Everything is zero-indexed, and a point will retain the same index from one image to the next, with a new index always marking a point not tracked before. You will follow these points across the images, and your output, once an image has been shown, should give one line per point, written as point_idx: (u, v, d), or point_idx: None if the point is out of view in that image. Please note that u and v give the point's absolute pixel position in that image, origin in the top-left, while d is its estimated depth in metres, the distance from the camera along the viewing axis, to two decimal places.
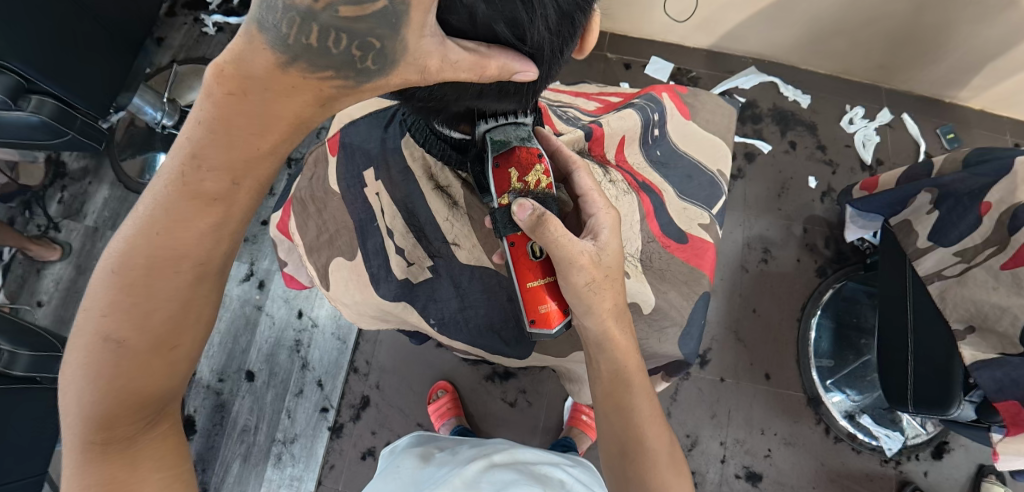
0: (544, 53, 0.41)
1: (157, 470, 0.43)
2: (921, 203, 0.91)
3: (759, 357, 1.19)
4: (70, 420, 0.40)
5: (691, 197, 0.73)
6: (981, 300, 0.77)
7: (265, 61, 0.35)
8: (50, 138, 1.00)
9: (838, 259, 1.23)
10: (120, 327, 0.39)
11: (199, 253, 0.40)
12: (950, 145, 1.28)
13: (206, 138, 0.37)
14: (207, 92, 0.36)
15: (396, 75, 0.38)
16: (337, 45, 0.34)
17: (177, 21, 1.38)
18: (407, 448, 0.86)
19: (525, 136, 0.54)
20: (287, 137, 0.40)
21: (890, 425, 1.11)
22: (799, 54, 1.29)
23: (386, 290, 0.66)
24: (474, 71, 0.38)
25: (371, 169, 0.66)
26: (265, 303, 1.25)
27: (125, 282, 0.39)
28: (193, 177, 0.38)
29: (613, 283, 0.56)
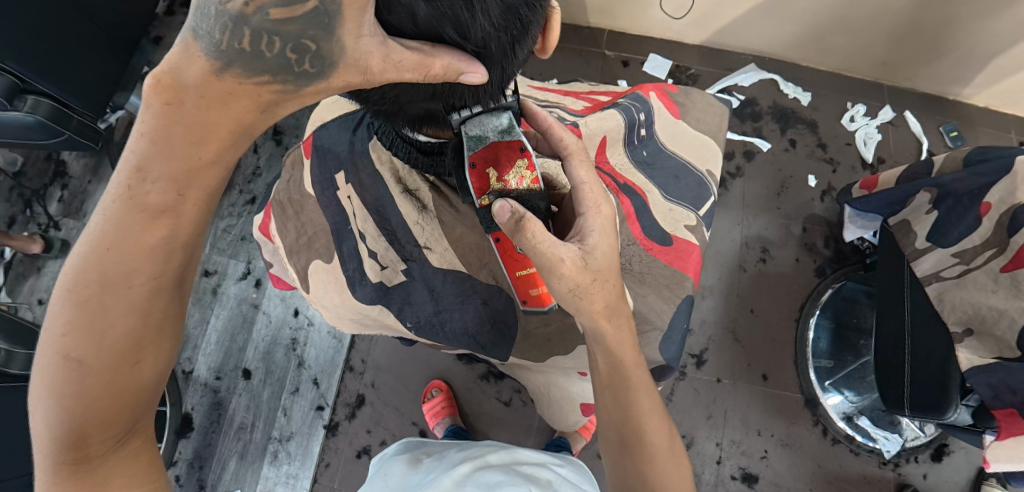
0: (491, 51, 0.42)
1: (129, 486, 0.42)
2: (920, 202, 0.90)
3: (757, 357, 1.18)
4: (42, 440, 0.40)
5: (677, 198, 0.72)
6: (980, 302, 0.75)
7: (198, 69, 0.36)
8: (47, 138, 1.00)
9: (838, 258, 1.22)
10: (79, 346, 0.39)
11: (152, 267, 0.40)
12: (954, 143, 1.26)
13: (151, 149, 0.38)
14: (146, 104, 0.37)
15: (337, 79, 0.39)
16: (271, 49, 0.36)
17: (175, 20, 1.39)
18: (396, 455, 0.86)
19: (504, 127, 0.52)
20: (231, 144, 0.40)
21: (890, 427, 1.09)
22: (799, 51, 1.27)
23: (362, 294, 0.66)
24: (418, 70, 0.38)
25: (342, 173, 0.66)
26: (262, 301, 1.26)
27: (80, 299, 0.39)
28: (138, 190, 0.38)
29: (601, 287, 0.53)
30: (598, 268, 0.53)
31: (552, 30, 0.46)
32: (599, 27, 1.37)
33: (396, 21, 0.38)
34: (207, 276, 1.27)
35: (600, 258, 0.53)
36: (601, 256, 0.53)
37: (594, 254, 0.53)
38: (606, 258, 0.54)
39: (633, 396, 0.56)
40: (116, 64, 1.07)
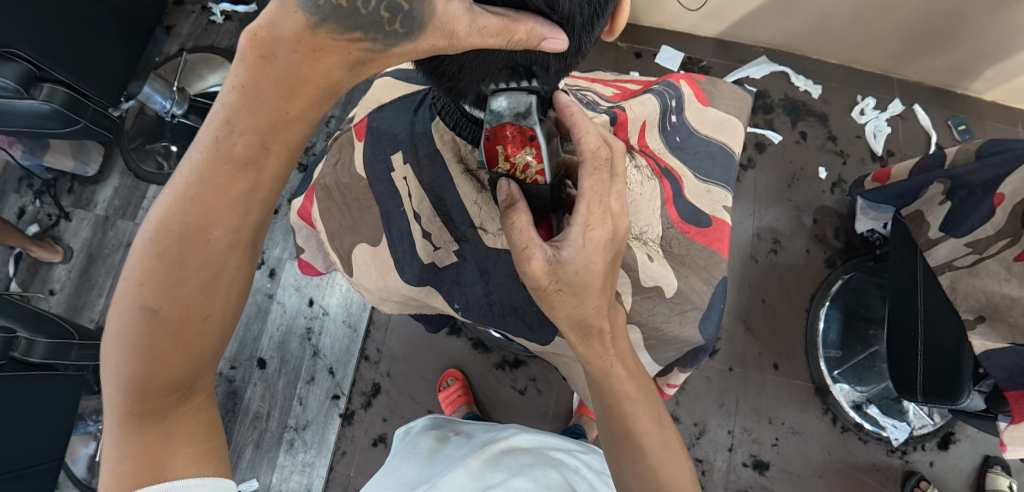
0: (576, 24, 0.40)
1: (189, 444, 0.44)
2: (933, 194, 0.91)
3: (769, 346, 1.19)
4: (110, 389, 0.42)
5: (712, 179, 0.73)
6: (992, 290, 0.77)
7: (294, 24, 0.36)
8: (61, 126, 1.00)
9: (848, 250, 1.23)
10: (154, 296, 0.40)
11: (230, 222, 0.41)
12: (962, 137, 1.28)
13: (240, 102, 0.38)
14: (240, 58, 0.38)
15: (423, 42, 0.38)
16: (366, 7, 0.35)
17: (185, 9, 1.39)
18: (422, 431, 0.87)
19: (523, 111, 0.45)
20: (316, 102, 0.40)
21: (898, 415, 1.12)
22: (810, 44, 1.29)
23: (410, 275, 0.66)
24: (502, 36, 0.36)
25: (399, 153, 0.62)
26: (276, 291, 1.26)
27: (160, 250, 0.40)
28: (225, 142, 0.39)
29: (562, 296, 0.50)
30: (569, 281, 0.49)
31: (620, 16, 0.46)
32: None
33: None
34: None
35: (572, 272, 0.49)
36: (574, 272, 0.49)
37: (568, 266, 0.49)
38: (581, 275, 0.49)
39: (614, 398, 0.55)
40: (132, 50, 1.06)
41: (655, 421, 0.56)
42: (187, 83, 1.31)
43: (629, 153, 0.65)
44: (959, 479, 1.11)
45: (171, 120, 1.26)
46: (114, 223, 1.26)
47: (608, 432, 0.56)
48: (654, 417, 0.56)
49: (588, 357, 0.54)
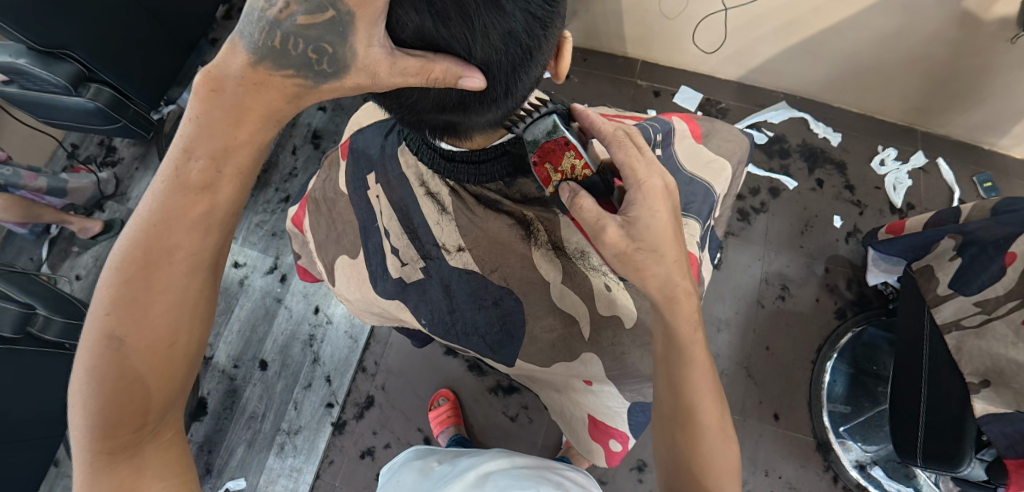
0: (493, 72, 0.46)
1: (161, 478, 0.45)
2: (944, 248, 0.89)
3: (769, 395, 1.16)
4: (77, 430, 0.43)
5: (687, 211, 0.72)
6: (998, 354, 0.73)
7: (239, 62, 0.42)
8: (104, 124, 1.06)
9: (860, 302, 1.19)
10: (122, 325, 0.42)
11: (191, 244, 0.44)
12: (988, 194, 1.23)
13: (195, 132, 0.43)
14: (194, 92, 0.43)
15: (349, 79, 0.44)
16: (296, 49, 0.41)
17: (232, 25, 1.48)
18: (408, 462, 0.89)
19: (551, 128, 0.54)
20: (262, 129, 0.45)
21: (905, 480, 1.06)
22: (830, 92, 1.28)
23: (382, 289, 0.69)
24: (421, 74, 0.42)
25: (371, 174, 0.69)
26: (285, 296, 1.30)
27: (125, 277, 0.42)
28: (183, 168, 0.43)
29: (649, 252, 0.51)
30: (647, 239, 0.51)
31: (564, 56, 0.51)
32: (633, 57, 1.41)
33: (407, 36, 0.42)
34: (237, 267, 1.33)
35: (645, 228, 0.51)
36: (648, 227, 0.51)
37: (637, 223, 0.51)
38: (652, 229, 0.51)
39: (690, 371, 0.54)
40: (177, 59, 1.13)
41: (716, 404, 0.55)
42: None
43: None
44: None
45: None
46: None
47: (670, 407, 0.55)
48: (715, 395, 0.56)
49: (683, 316, 0.54)
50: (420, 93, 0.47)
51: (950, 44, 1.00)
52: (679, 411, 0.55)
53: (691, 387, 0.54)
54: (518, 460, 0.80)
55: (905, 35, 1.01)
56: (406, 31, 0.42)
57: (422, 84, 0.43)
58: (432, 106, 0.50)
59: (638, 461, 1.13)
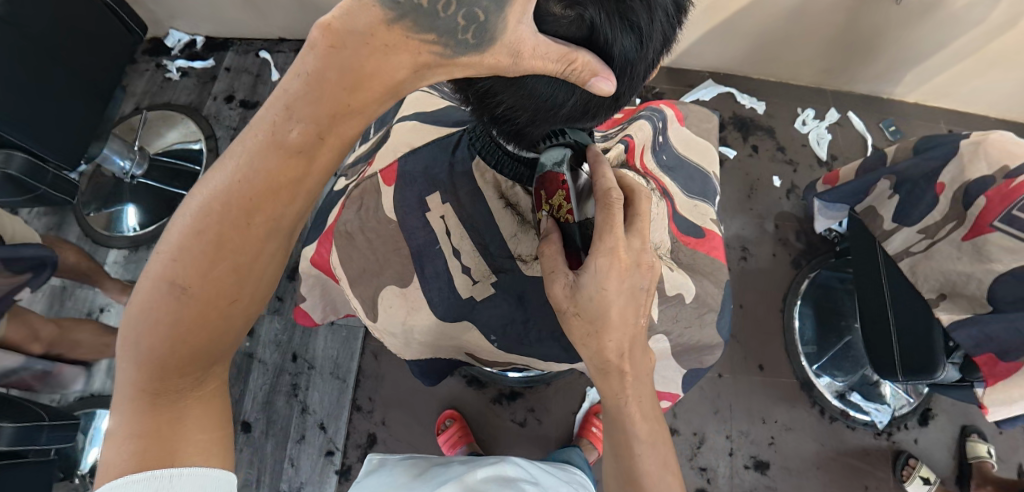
0: (651, 48, 0.43)
1: (201, 430, 0.43)
2: (882, 189, 0.99)
3: (752, 349, 1.24)
4: (128, 362, 0.41)
5: (698, 195, 0.77)
6: (949, 269, 0.84)
7: (371, 17, 0.35)
8: (19, 194, 0.93)
9: (810, 250, 1.32)
10: (186, 275, 0.39)
11: (272, 209, 0.39)
12: (894, 136, 1.42)
13: (301, 91, 0.36)
14: (309, 46, 0.35)
15: (490, 56, 0.38)
16: (446, 12, 0.36)
17: (139, 68, 1.35)
18: (399, 463, 0.85)
19: (559, 158, 0.50)
20: (378, 100, 0.38)
21: (878, 399, 1.19)
22: (749, 66, 1.40)
23: (444, 311, 0.63)
24: (562, 63, 0.39)
25: (435, 194, 0.62)
26: (256, 350, 1.20)
27: (200, 227, 0.38)
28: (281, 126, 0.37)
29: (591, 322, 0.50)
30: (587, 309, 0.49)
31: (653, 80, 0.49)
32: None
33: (554, 25, 0.39)
34: None
35: (590, 300, 0.49)
36: (592, 299, 0.49)
37: (585, 293, 0.49)
38: (596, 302, 0.49)
39: (629, 442, 0.52)
40: (96, 110, 1.01)
41: (665, 467, 0.52)
42: (146, 140, 1.29)
43: (643, 177, 0.68)
44: (942, 452, 1.18)
45: (129, 180, 1.22)
46: (71, 293, 1.18)
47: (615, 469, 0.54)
48: (665, 461, 0.53)
49: (617, 395, 0.52)
50: (552, 93, 0.43)
51: (851, 12, 1.14)
52: (622, 477, 0.53)
53: (634, 454, 0.52)
54: (475, 475, 0.72)
55: (814, 7, 1.13)
56: (555, 18, 0.39)
57: (558, 73, 0.40)
58: (560, 114, 0.46)
59: None
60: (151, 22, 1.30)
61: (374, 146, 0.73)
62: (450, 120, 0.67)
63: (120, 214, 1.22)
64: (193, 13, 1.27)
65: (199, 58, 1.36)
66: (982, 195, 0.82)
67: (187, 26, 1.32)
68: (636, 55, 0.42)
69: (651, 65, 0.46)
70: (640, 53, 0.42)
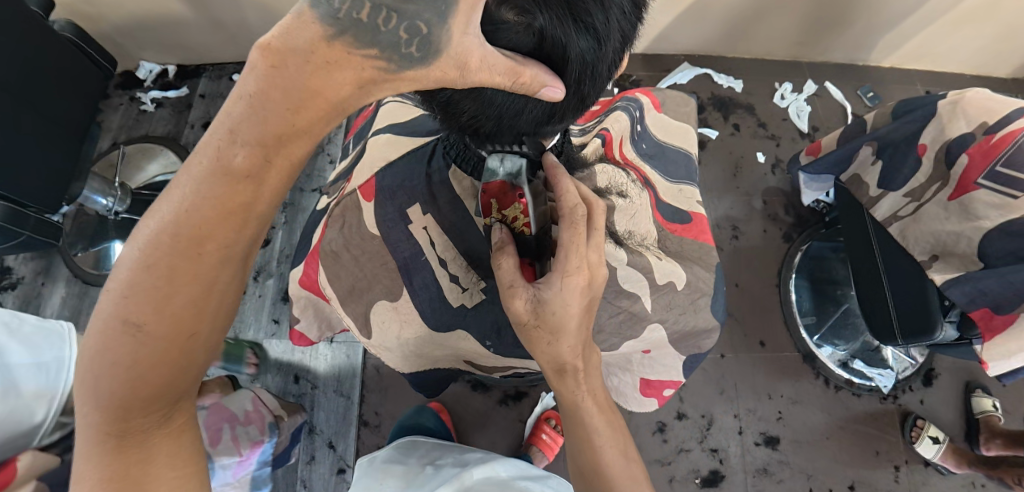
0: (609, 46, 0.43)
1: (170, 467, 0.42)
2: (865, 156, 1.00)
3: (752, 326, 1.25)
4: (89, 406, 0.40)
5: (682, 177, 0.78)
6: (938, 230, 0.84)
7: (310, 35, 0.34)
8: (0, 242, 0.91)
9: (799, 222, 1.33)
10: (139, 312, 0.38)
11: (223, 238, 0.38)
12: (872, 102, 1.43)
13: (244, 113, 0.36)
14: (250, 67, 0.34)
15: (437, 68, 0.38)
16: (387, 25, 0.35)
17: (112, 102, 1.34)
18: (388, 460, 0.85)
19: (515, 170, 0.50)
20: (325, 117, 0.38)
21: (880, 363, 1.20)
22: (723, 45, 1.40)
23: (438, 322, 0.64)
24: (508, 76, 0.39)
25: (415, 205, 0.61)
26: (257, 376, 1.19)
27: (148, 262, 0.37)
28: (226, 152, 0.36)
29: (547, 334, 0.50)
30: (548, 321, 0.49)
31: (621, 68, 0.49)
32: None
33: (506, 33, 0.39)
34: None
35: (551, 313, 0.48)
36: (555, 313, 0.48)
37: (549, 305, 0.48)
38: (558, 316, 0.48)
39: (585, 430, 0.54)
40: (73, 150, 0.99)
41: (621, 453, 0.55)
42: (127, 175, 1.28)
43: (622, 170, 0.68)
44: (949, 410, 1.20)
45: (113, 217, 1.21)
46: None
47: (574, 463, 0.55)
48: (620, 447, 0.55)
49: (569, 389, 0.53)
50: (510, 101, 0.43)
51: None
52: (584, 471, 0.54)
53: (590, 442, 0.54)
54: (475, 475, 0.75)
55: None
56: (508, 25, 0.39)
57: (505, 86, 0.40)
58: (524, 119, 0.46)
59: (658, 422, 1.16)
60: (119, 55, 1.29)
61: (352, 162, 0.73)
62: (426, 129, 0.66)
63: (108, 252, 1.21)
64: (162, 42, 1.25)
65: (172, 87, 1.35)
66: (964, 153, 0.82)
67: (156, 57, 1.31)
68: (595, 56, 0.42)
69: (612, 62, 0.46)
70: (599, 53, 0.42)
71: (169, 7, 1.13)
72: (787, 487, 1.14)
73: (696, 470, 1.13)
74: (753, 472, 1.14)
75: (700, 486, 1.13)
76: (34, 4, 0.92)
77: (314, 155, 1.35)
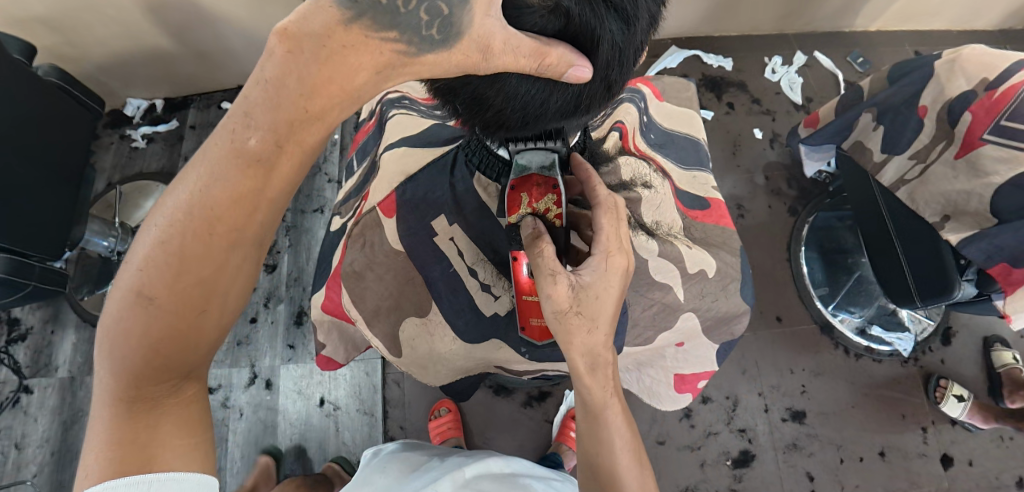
0: (637, 29, 0.42)
1: (178, 436, 0.42)
2: (865, 123, 1.00)
3: (768, 303, 1.25)
4: (103, 369, 0.41)
5: (693, 165, 0.77)
6: (948, 190, 0.83)
7: (327, 18, 0.36)
8: (8, 295, 0.91)
9: (803, 195, 1.33)
10: (153, 285, 0.39)
11: (234, 219, 0.39)
12: (863, 68, 1.43)
13: (259, 97, 0.37)
14: (268, 53, 0.36)
15: (458, 50, 0.39)
16: (407, 7, 0.36)
17: (103, 142, 1.32)
18: (395, 453, 0.85)
19: (548, 163, 0.50)
20: (338, 106, 0.39)
21: (898, 327, 1.20)
22: (709, 25, 1.40)
23: (470, 334, 0.63)
24: (533, 58, 0.38)
25: (442, 217, 0.61)
26: (279, 402, 1.17)
27: (165, 239, 0.38)
28: (240, 135, 0.38)
29: (586, 321, 0.49)
30: (588, 307, 0.49)
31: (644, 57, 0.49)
32: None
33: (531, 17, 0.38)
34: (213, 393, 1.18)
35: (592, 297, 0.49)
36: (594, 298, 0.49)
37: (589, 290, 0.49)
38: (598, 301, 0.50)
39: (605, 432, 0.52)
40: (70, 194, 0.99)
41: (636, 459, 0.53)
42: (125, 215, 1.26)
43: (641, 161, 0.69)
44: (971, 366, 1.20)
45: (117, 257, 1.20)
46: (82, 382, 1.14)
47: (587, 461, 0.54)
48: (635, 452, 0.54)
49: (589, 390, 0.51)
50: (534, 88, 0.42)
51: None
52: (598, 477, 0.52)
53: (606, 446, 0.52)
54: (476, 469, 0.75)
55: None
56: (532, 9, 0.38)
57: (531, 70, 0.39)
58: (550, 109, 0.45)
59: (684, 408, 1.16)
60: (106, 94, 1.27)
61: (361, 179, 0.72)
62: (437, 138, 0.66)
63: None
64: (147, 77, 1.24)
65: (161, 121, 1.34)
66: (966, 111, 0.82)
67: (143, 92, 1.30)
68: (623, 38, 0.41)
69: (639, 46, 0.44)
70: (627, 36, 0.41)
71: (152, 41, 1.12)
72: (818, 460, 1.14)
73: (726, 452, 1.13)
74: (782, 448, 1.14)
75: (731, 468, 1.12)
76: (16, 51, 0.91)
77: (311, 175, 1.34)
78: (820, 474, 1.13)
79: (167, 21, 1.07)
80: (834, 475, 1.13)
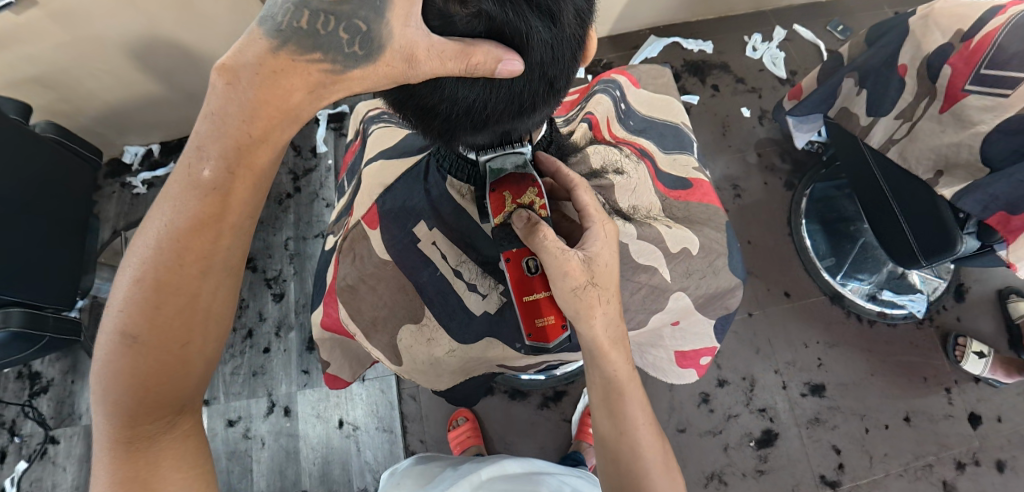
0: (567, 31, 0.42)
1: (178, 470, 0.43)
2: (848, 89, 1.00)
3: (773, 280, 1.24)
4: (99, 415, 0.42)
5: (674, 148, 0.77)
6: (937, 144, 0.82)
7: (258, 49, 0.39)
8: (25, 348, 0.93)
9: (797, 168, 1.33)
10: (135, 324, 0.41)
11: (201, 247, 0.41)
12: (844, 35, 1.43)
13: (208, 130, 0.40)
14: (211, 88, 0.39)
15: (383, 63, 0.41)
16: (327, 28, 0.39)
17: (105, 192, 1.35)
18: (411, 468, 0.85)
19: (521, 162, 0.52)
20: (277, 126, 0.42)
21: (910, 289, 1.19)
22: (684, 10, 1.41)
23: (466, 335, 0.65)
24: (460, 60, 0.39)
25: (421, 223, 0.61)
26: (297, 427, 1.19)
27: (141, 277, 0.41)
28: (195, 167, 0.40)
29: (603, 291, 0.52)
30: (600, 276, 0.52)
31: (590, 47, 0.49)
32: None
33: (456, 24, 0.40)
34: (231, 426, 1.19)
35: (603, 266, 0.52)
36: (603, 265, 0.52)
37: (597, 260, 0.52)
38: (606, 269, 0.52)
39: (629, 410, 0.53)
40: (75, 244, 1.00)
41: (657, 436, 0.54)
42: None
43: (614, 147, 0.70)
44: (987, 321, 1.18)
45: None
46: None
47: (608, 442, 0.54)
48: (655, 429, 0.54)
49: (612, 364, 0.53)
50: (471, 91, 0.43)
51: None
52: (610, 454, 0.54)
53: (630, 422, 0.53)
54: (486, 474, 0.75)
55: None
56: (456, 17, 0.39)
57: (461, 73, 0.40)
58: (491, 113, 0.45)
59: (701, 394, 1.15)
60: (103, 145, 1.30)
61: (350, 197, 0.74)
62: (413, 147, 0.67)
63: None
64: (141, 123, 1.27)
65: (159, 165, 1.37)
66: (946, 64, 0.81)
67: (138, 139, 1.33)
68: (553, 36, 0.41)
69: (575, 43, 0.45)
70: (555, 33, 0.41)
71: (143, 88, 1.15)
72: (843, 432, 1.12)
73: (749, 433, 1.12)
74: (805, 424, 1.13)
75: (755, 448, 1.11)
76: (12, 113, 0.93)
77: (309, 202, 1.36)
78: (847, 446, 1.11)
79: (155, 66, 1.10)
80: (861, 446, 1.11)
